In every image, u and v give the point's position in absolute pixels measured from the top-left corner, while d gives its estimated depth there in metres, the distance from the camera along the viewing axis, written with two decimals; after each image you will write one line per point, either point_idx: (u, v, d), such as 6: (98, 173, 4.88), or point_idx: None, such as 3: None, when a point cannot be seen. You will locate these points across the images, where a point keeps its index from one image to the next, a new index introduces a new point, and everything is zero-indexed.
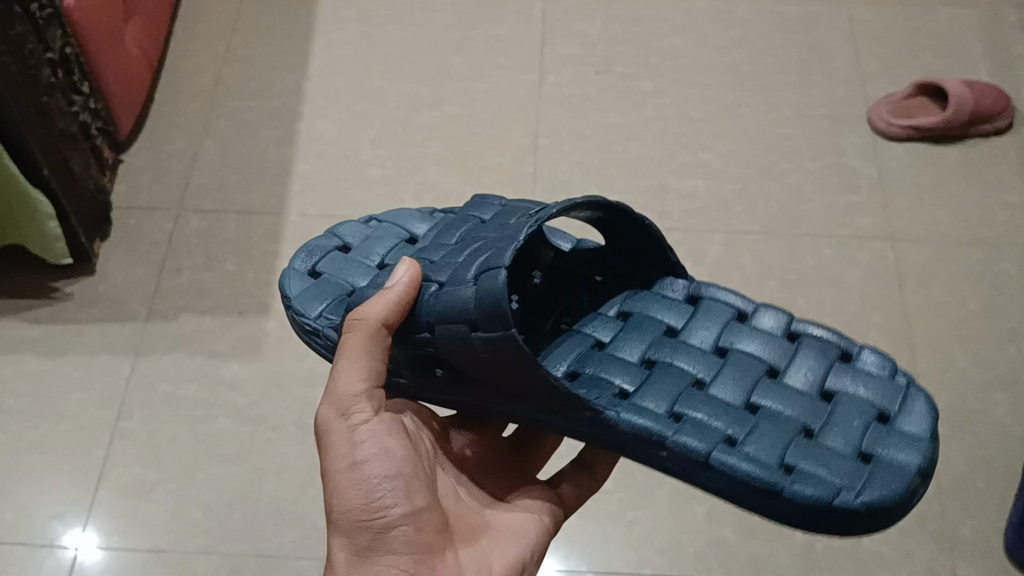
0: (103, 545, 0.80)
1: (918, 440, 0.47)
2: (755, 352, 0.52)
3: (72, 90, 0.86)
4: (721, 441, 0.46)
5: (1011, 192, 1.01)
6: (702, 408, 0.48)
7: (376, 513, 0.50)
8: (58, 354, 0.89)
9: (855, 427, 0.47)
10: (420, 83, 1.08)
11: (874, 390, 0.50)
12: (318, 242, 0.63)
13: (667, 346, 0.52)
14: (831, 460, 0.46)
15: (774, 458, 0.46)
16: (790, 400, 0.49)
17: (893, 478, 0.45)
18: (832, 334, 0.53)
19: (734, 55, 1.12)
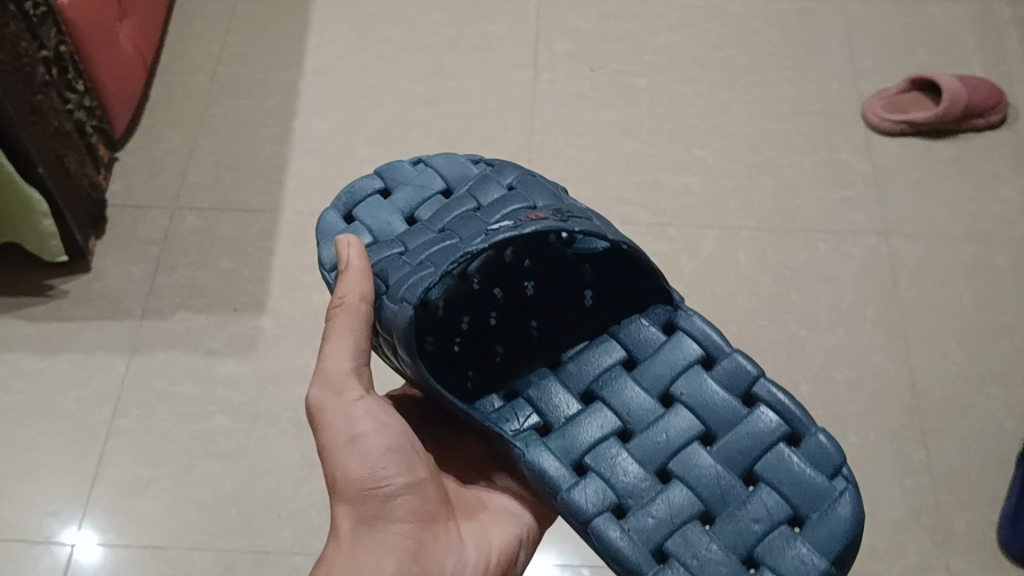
0: (99, 542, 0.80)
1: (806, 555, 0.49)
2: (703, 408, 0.54)
3: (67, 88, 0.86)
4: (612, 508, 0.52)
5: (1005, 187, 1.01)
6: (615, 467, 0.53)
7: (381, 481, 0.51)
8: (54, 352, 0.89)
9: (750, 525, 0.51)
10: (415, 80, 1.08)
11: (800, 487, 0.51)
12: (359, 183, 0.63)
13: (618, 387, 0.56)
14: (705, 554, 0.50)
15: (652, 539, 0.51)
16: (708, 470, 0.52)
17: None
18: (791, 409, 0.54)
19: (729, 51, 1.12)
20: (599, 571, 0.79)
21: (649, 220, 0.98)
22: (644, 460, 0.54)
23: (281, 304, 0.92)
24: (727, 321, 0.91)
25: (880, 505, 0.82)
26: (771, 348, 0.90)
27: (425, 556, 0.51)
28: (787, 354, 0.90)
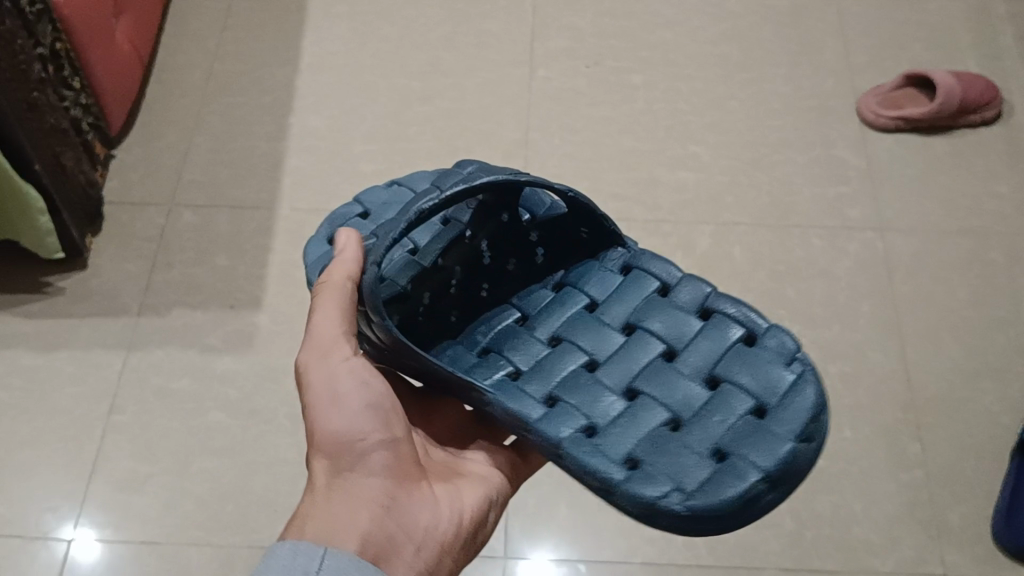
0: (96, 538, 0.80)
1: (776, 440, 0.45)
2: (659, 330, 0.51)
3: (63, 85, 0.87)
4: (580, 430, 0.48)
5: (999, 182, 1.01)
6: (580, 395, 0.49)
7: (356, 437, 0.50)
8: (51, 348, 0.90)
9: (717, 421, 0.47)
10: (411, 77, 1.08)
11: (759, 377, 0.48)
12: (340, 211, 0.61)
13: (578, 324, 0.53)
14: (676, 457, 0.46)
15: (623, 452, 0.47)
16: (672, 386, 0.49)
17: (725, 485, 0.44)
18: (743, 314, 0.51)
19: (724, 48, 1.12)
20: (595, 566, 0.79)
21: (645, 216, 0.98)
22: (609, 381, 0.50)
23: (278, 300, 0.92)
24: None
25: (875, 499, 0.82)
26: None
27: (397, 510, 0.50)
28: None
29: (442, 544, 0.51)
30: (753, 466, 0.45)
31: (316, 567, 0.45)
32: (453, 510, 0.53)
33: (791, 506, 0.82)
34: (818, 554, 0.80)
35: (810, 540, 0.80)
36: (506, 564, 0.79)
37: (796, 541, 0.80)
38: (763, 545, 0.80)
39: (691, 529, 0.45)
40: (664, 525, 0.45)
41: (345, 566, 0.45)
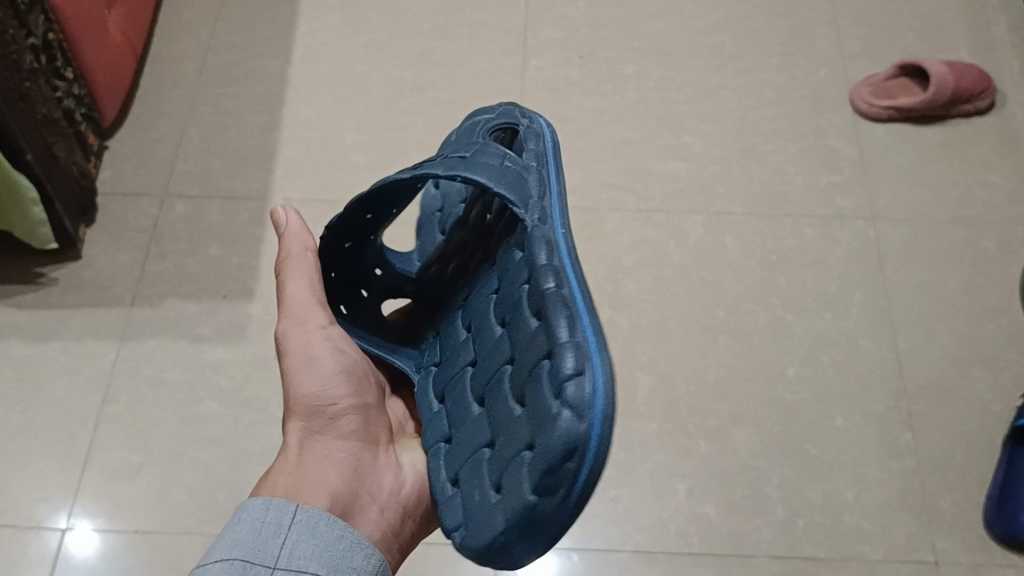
0: (90, 527, 0.80)
1: (520, 496, 0.43)
2: (513, 333, 0.48)
3: (55, 76, 0.87)
4: (443, 441, 0.52)
5: (991, 171, 1.01)
6: (452, 399, 0.52)
7: (328, 400, 0.54)
8: (44, 339, 0.90)
9: (503, 458, 0.46)
10: (404, 68, 1.08)
11: (536, 417, 0.43)
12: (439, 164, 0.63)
13: (479, 317, 0.52)
14: (475, 487, 0.48)
15: (456, 470, 0.50)
16: (501, 404, 0.47)
17: (483, 528, 0.46)
18: (556, 326, 0.43)
19: (717, 38, 1.12)
20: (587, 554, 0.79)
21: (637, 206, 0.98)
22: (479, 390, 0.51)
23: (271, 290, 0.92)
24: (714, 305, 0.92)
25: (867, 487, 0.82)
26: (758, 332, 0.90)
27: (362, 470, 0.53)
28: (774, 338, 0.90)
29: (405, 508, 0.54)
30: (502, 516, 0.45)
31: (289, 522, 0.45)
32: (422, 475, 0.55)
33: (783, 494, 0.82)
34: (809, 541, 0.80)
35: (802, 527, 0.81)
36: None
37: (788, 529, 0.80)
38: (754, 533, 0.80)
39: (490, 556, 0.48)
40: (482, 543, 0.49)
41: (315, 523, 0.45)
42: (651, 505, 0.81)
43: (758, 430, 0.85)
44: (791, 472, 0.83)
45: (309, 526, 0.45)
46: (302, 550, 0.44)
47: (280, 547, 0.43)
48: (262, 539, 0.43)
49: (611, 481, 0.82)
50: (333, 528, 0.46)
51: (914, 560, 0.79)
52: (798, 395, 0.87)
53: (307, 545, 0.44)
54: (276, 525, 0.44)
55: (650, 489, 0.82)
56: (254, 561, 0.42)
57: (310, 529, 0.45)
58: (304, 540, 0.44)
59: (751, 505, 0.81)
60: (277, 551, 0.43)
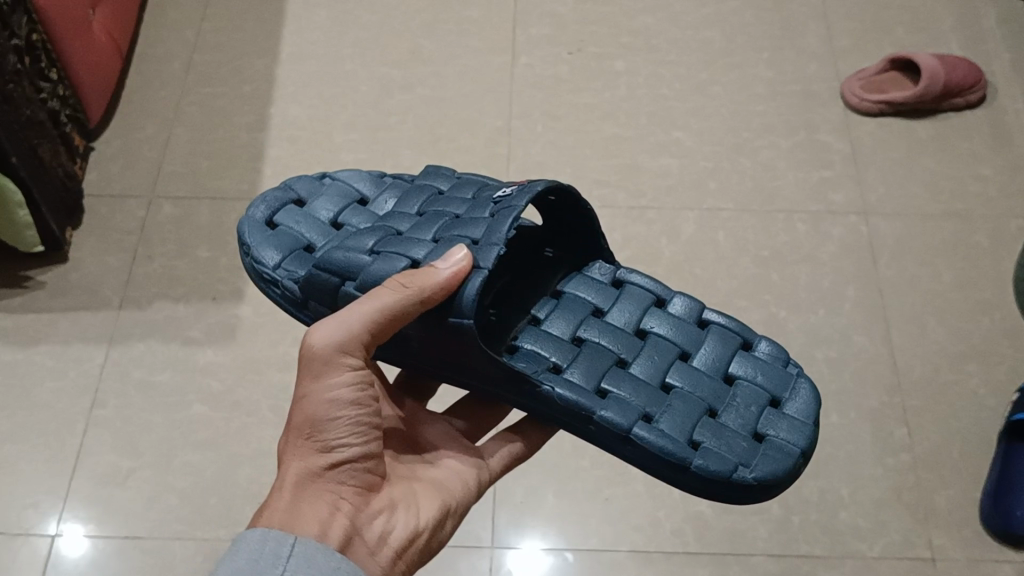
0: (81, 534, 0.79)
1: (801, 424, 0.52)
2: (670, 336, 0.55)
3: (40, 77, 0.86)
4: (639, 418, 0.50)
5: (982, 164, 1.01)
6: (626, 390, 0.52)
7: (336, 449, 0.50)
8: (31, 343, 0.89)
9: (750, 411, 0.52)
10: (392, 66, 1.08)
11: (769, 377, 0.54)
12: (267, 243, 0.57)
13: (596, 326, 0.55)
14: (728, 438, 0.51)
15: (683, 435, 0.50)
16: (697, 382, 0.53)
17: (775, 462, 0.50)
18: (733, 323, 0.57)
19: (706, 34, 1.12)
20: (581, 554, 0.78)
21: (628, 203, 0.97)
22: (649, 379, 0.53)
23: (260, 291, 0.92)
24: (707, 302, 0.91)
25: (862, 484, 0.82)
26: (752, 328, 0.90)
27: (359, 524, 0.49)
28: (767, 335, 0.89)
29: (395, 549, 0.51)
30: (788, 447, 0.51)
31: (288, 552, 0.45)
32: (411, 522, 0.53)
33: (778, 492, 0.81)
34: (805, 539, 0.79)
35: (797, 525, 0.80)
36: (494, 553, 0.78)
37: (783, 526, 0.80)
38: (750, 530, 0.80)
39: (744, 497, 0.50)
40: (720, 495, 0.50)
41: (316, 553, 0.45)
42: (645, 505, 0.81)
43: None
44: None
45: (307, 557, 0.45)
46: None
47: None
48: (260, 569, 0.44)
49: (605, 481, 0.82)
50: (332, 558, 0.46)
51: (910, 557, 0.79)
52: None
53: None
54: (274, 556, 0.45)
55: (644, 489, 0.82)
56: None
57: (308, 560, 0.45)
58: (301, 570, 0.44)
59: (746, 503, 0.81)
60: None
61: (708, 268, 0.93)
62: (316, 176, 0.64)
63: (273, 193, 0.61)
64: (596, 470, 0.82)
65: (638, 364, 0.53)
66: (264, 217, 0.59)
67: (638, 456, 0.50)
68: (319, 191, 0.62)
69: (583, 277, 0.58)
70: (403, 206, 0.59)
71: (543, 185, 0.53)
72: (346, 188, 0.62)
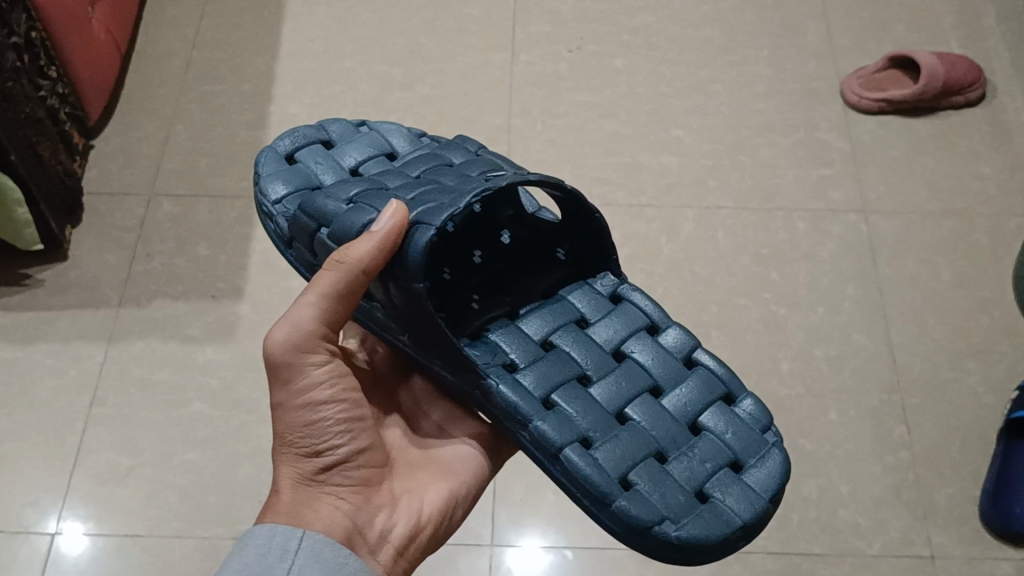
0: (80, 532, 0.79)
1: (755, 497, 0.49)
2: (648, 364, 0.53)
3: (39, 75, 0.86)
4: (577, 441, 0.49)
5: (982, 162, 1.01)
6: (575, 404, 0.50)
7: (325, 450, 0.51)
8: (31, 341, 0.89)
9: (703, 469, 0.50)
10: (391, 63, 1.08)
11: (739, 437, 0.51)
12: (279, 176, 0.58)
13: (572, 334, 0.53)
14: (666, 489, 0.48)
15: (617, 470, 0.48)
16: (657, 419, 0.51)
17: (708, 524, 0.47)
18: (724, 369, 0.54)
19: (706, 32, 1.12)
20: (580, 552, 0.79)
21: (628, 201, 0.97)
22: (608, 403, 0.51)
23: (260, 290, 0.92)
24: (707, 300, 0.91)
25: (861, 482, 0.82)
26: (752, 326, 0.90)
27: (356, 519, 0.51)
28: (767, 333, 0.89)
29: (396, 544, 0.52)
30: (731, 514, 0.48)
31: (296, 545, 0.47)
32: (410, 517, 0.54)
33: None
34: (804, 537, 0.79)
35: (796, 523, 0.80)
36: (493, 551, 0.78)
37: (782, 524, 0.80)
38: None
39: (668, 554, 0.48)
40: (643, 545, 0.48)
41: (323, 547, 0.47)
42: None
43: None
44: None
45: (314, 552, 0.47)
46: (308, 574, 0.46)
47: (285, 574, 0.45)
48: (270, 562, 0.46)
49: None
50: (339, 554, 0.47)
51: (910, 555, 0.79)
52: (792, 390, 0.86)
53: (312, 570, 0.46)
54: (283, 549, 0.46)
55: None
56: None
57: (316, 555, 0.47)
58: (310, 564, 0.46)
59: None
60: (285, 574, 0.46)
61: (708, 266, 0.93)
62: (353, 122, 0.64)
63: (307, 129, 0.62)
64: None
65: (603, 383, 0.52)
66: (286, 151, 0.60)
67: (564, 481, 0.48)
68: (352, 137, 0.62)
69: (584, 287, 0.56)
70: (412, 167, 0.58)
71: (540, 175, 0.51)
72: (378, 140, 0.61)
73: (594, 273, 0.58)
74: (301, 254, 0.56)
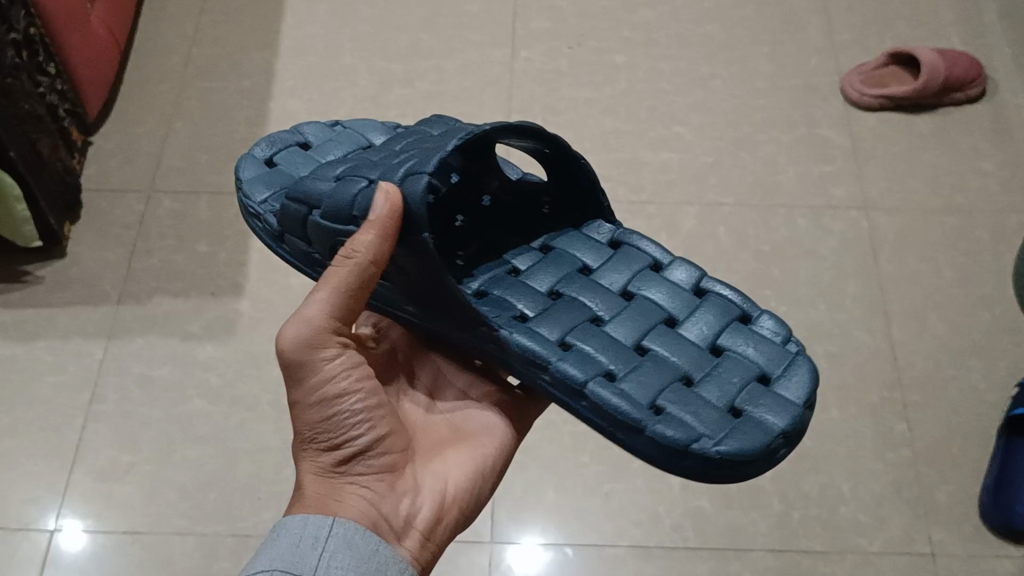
0: (80, 529, 0.79)
1: (790, 404, 0.47)
2: (658, 300, 0.52)
3: (38, 72, 0.85)
4: (600, 374, 0.47)
5: (983, 159, 1.01)
6: (591, 343, 0.49)
7: (347, 441, 0.51)
8: (30, 338, 0.88)
9: (732, 382, 0.48)
10: (391, 60, 1.07)
11: (763, 353, 0.50)
12: (259, 179, 0.57)
13: (576, 282, 0.52)
14: (698, 408, 0.46)
15: (647, 398, 0.46)
16: (678, 349, 0.49)
17: (748, 435, 0.45)
18: (737, 295, 0.53)
19: (707, 28, 1.11)
20: (581, 549, 0.78)
21: (629, 198, 0.97)
22: (622, 337, 0.49)
23: (260, 286, 0.91)
24: None
25: (862, 479, 0.82)
26: None
27: (382, 509, 0.50)
28: None
29: (421, 529, 0.52)
30: (768, 424, 0.46)
31: (326, 533, 0.47)
32: (436, 499, 0.53)
33: (778, 487, 0.81)
34: (804, 534, 0.79)
35: (797, 520, 0.80)
36: (494, 548, 0.78)
37: (783, 521, 0.80)
38: (750, 526, 0.80)
39: (715, 473, 0.45)
40: (688, 468, 0.46)
41: (352, 534, 0.47)
42: (645, 500, 0.81)
43: None
44: (786, 464, 0.82)
45: (345, 539, 0.47)
46: (339, 561, 0.46)
47: (317, 560, 0.45)
48: (302, 550, 0.46)
49: (605, 476, 0.82)
50: (369, 541, 0.47)
51: (910, 553, 0.79)
52: None
53: (343, 556, 0.46)
54: (314, 538, 0.46)
55: (644, 484, 0.81)
56: (295, 571, 0.44)
57: (347, 542, 0.47)
58: (341, 551, 0.46)
59: (746, 498, 0.81)
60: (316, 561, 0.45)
61: (708, 263, 0.93)
62: (329, 123, 0.63)
63: (284, 134, 0.61)
64: (596, 465, 0.82)
65: (615, 320, 0.50)
66: (265, 157, 0.59)
67: (592, 416, 0.47)
68: (331, 137, 0.61)
69: (580, 235, 0.56)
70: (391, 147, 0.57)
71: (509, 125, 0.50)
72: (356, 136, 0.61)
73: (589, 222, 0.57)
74: (291, 244, 0.55)
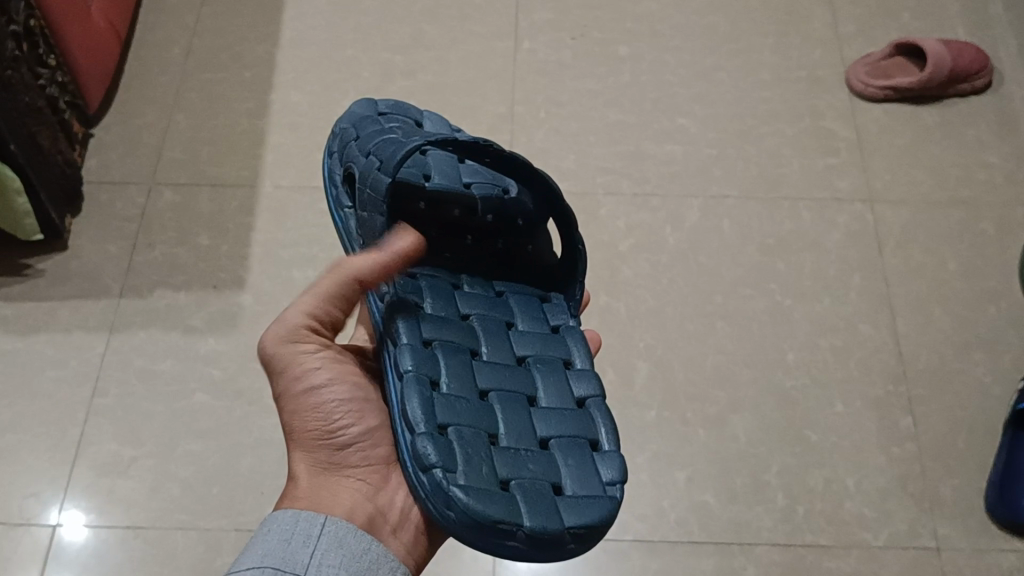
0: (82, 524, 0.79)
1: (553, 511, 0.49)
2: (539, 382, 0.55)
3: (38, 64, 0.85)
4: (430, 380, 0.51)
5: (988, 151, 1.00)
6: (452, 363, 0.53)
7: (335, 433, 0.53)
8: (31, 332, 0.88)
9: (524, 467, 0.51)
10: (394, 51, 1.07)
11: (575, 471, 0.52)
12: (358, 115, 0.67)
13: (491, 325, 0.56)
14: (474, 457, 0.49)
15: (442, 418, 0.50)
16: (515, 416, 0.53)
17: (491, 502, 0.47)
18: (605, 428, 0.55)
19: (711, 19, 1.11)
20: None
21: (632, 190, 0.97)
22: (479, 375, 0.54)
23: (262, 280, 0.91)
24: (711, 290, 0.91)
25: (867, 473, 0.82)
26: (756, 317, 0.89)
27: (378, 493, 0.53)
28: (772, 323, 0.89)
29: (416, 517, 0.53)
30: (520, 504, 0.48)
31: (318, 531, 0.46)
32: None
33: (783, 482, 0.81)
34: (810, 529, 0.79)
35: (802, 515, 0.80)
36: None
37: (788, 516, 0.80)
38: (754, 520, 0.79)
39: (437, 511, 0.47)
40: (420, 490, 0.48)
41: (344, 533, 0.47)
42: (649, 495, 0.80)
43: (758, 416, 0.84)
44: (790, 459, 0.82)
45: (337, 537, 0.47)
46: (331, 559, 0.45)
47: (309, 557, 0.45)
48: (293, 548, 0.45)
49: None
50: (360, 540, 0.47)
51: (916, 547, 0.78)
52: (797, 381, 0.86)
53: (335, 554, 0.46)
54: (306, 535, 0.46)
55: (648, 478, 0.81)
56: (286, 569, 0.44)
57: (338, 540, 0.46)
58: (333, 550, 0.46)
59: (750, 493, 0.80)
60: (307, 559, 0.45)
61: (711, 254, 0.93)
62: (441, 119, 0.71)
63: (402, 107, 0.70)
64: None
65: (491, 362, 0.55)
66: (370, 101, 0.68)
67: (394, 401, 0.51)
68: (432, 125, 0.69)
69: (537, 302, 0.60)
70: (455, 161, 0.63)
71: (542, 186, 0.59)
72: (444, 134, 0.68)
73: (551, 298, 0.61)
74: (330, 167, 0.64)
